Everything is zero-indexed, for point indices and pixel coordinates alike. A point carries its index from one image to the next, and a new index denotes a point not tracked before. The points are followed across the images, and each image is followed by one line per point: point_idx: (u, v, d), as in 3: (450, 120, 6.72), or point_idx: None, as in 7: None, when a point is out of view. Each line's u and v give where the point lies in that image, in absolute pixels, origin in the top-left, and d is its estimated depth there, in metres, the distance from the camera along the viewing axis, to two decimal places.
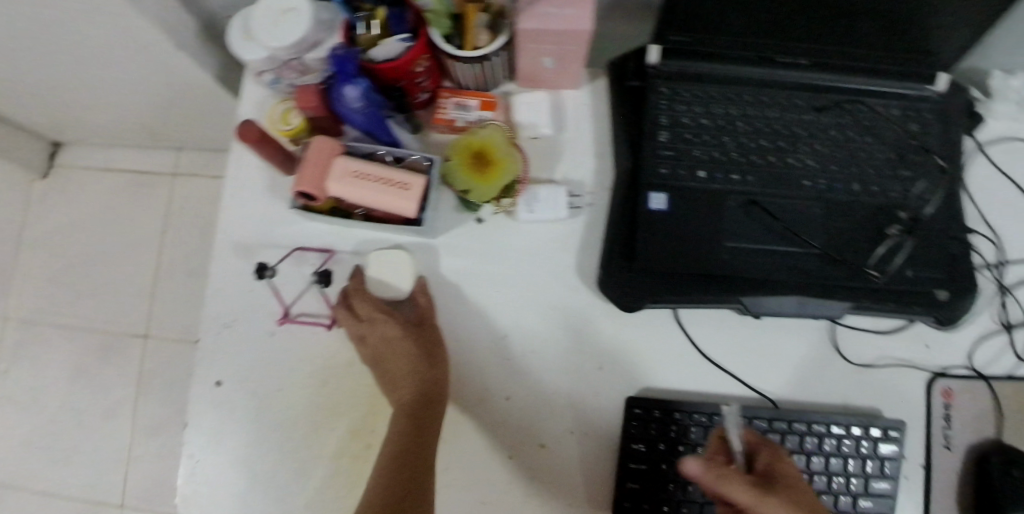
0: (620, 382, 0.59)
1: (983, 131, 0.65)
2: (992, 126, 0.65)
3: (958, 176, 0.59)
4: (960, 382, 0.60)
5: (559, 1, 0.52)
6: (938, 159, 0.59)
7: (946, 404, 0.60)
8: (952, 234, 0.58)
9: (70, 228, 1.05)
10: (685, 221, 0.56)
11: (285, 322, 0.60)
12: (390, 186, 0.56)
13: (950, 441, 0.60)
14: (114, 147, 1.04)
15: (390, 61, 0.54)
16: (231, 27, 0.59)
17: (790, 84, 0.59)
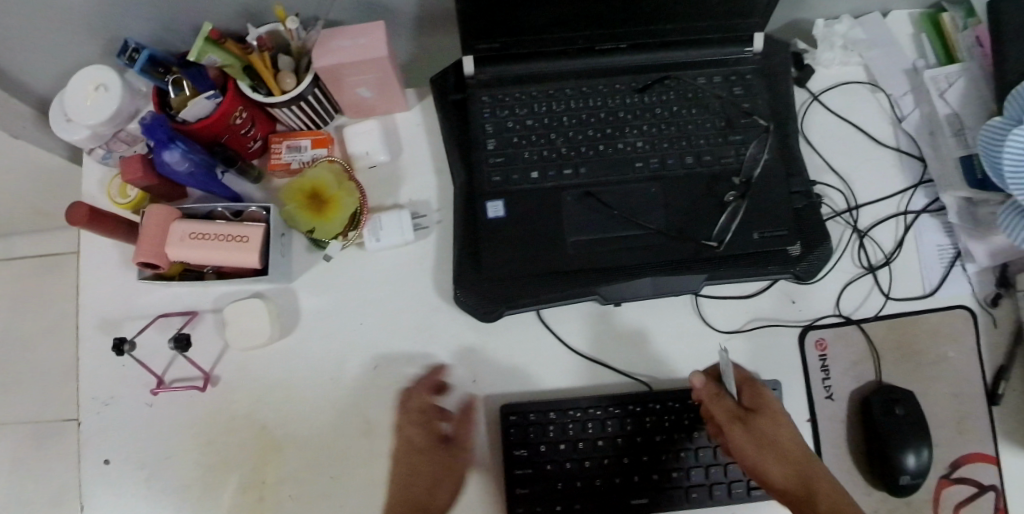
0: (497, 390, 0.59)
1: (816, 80, 0.67)
2: (824, 74, 0.67)
3: (785, 130, 0.61)
4: (828, 331, 0.61)
5: (354, 32, 0.53)
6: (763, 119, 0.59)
7: (822, 356, 0.61)
8: (790, 188, 0.59)
9: None
10: (525, 224, 0.56)
11: (161, 390, 0.60)
12: (229, 240, 0.56)
13: (831, 390, 0.61)
14: (19, 239, 1.05)
15: (202, 120, 0.54)
16: (52, 110, 0.59)
17: (609, 70, 0.60)
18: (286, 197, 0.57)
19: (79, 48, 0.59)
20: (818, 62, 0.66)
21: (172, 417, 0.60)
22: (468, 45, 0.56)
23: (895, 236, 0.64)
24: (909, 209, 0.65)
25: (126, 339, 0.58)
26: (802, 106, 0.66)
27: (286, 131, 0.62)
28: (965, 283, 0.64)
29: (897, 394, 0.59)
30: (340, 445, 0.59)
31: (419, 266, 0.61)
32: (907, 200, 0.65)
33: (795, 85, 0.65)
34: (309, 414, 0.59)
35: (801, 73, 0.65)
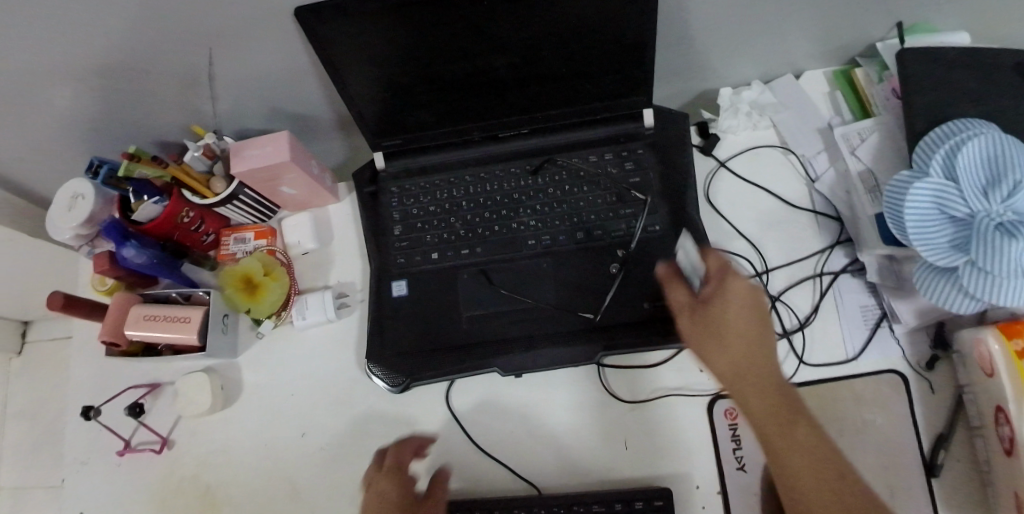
0: (409, 456, 0.63)
1: (724, 147, 0.68)
2: (732, 141, 0.68)
3: (680, 199, 0.62)
4: (737, 397, 0.61)
5: (263, 141, 0.61)
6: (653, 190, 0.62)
7: (733, 425, 0.60)
8: None
9: None
10: (426, 302, 0.61)
11: (126, 453, 0.68)
12: (174, 321, 0.64)
13: (743, 461, 0.59)
14: None
15: (152, 220, 0.63)
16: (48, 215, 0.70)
17: (507, 155, 0.64)
18: (225, 282, 0.65)
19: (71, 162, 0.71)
20: (722, 129, 0.68)
21: (134, 475, 0.68)
22: (373, 142, 0.63)
23: (811, 300, 0.64)
24: (826, 270, 0.64)
25: (96, 407, 0.68)
26: (710, 175, 0.67)
27: (236, 225, 0.71)
28: (894, 345, 0.61)
29: None
30: (269, 506, 0.64)
31: (343, 343, 0.66)
32: (822, 261, 0.65)
33: (700, 153, 0.67)
34: (245, 475, 0.65)
35: (706, 141, 0.67)
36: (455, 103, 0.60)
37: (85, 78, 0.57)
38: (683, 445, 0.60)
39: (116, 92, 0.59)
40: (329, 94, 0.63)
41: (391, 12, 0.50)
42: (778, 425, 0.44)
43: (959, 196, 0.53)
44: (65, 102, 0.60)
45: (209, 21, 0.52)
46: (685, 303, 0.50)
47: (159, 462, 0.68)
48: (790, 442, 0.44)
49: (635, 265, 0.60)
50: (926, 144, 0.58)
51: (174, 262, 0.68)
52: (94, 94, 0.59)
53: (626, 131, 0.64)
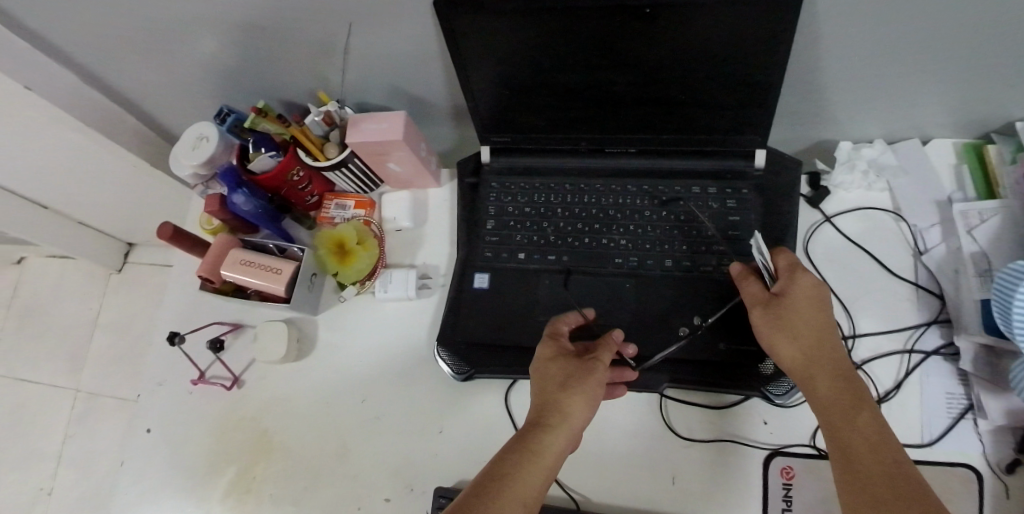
0: (458, 443, 0.64)
1: (833, 202, 0.66)
2: (843, 197, 0.66)
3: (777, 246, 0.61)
4: (799, 458, 0.59)
5: (380, 117, 0.63)
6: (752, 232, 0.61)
7: (787, 485, 0.58)
8: None
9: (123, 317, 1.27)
10: (504, 298, 0.63)
11: (199, 383, 0.72)
12: (267, 270, 0.68)
13: None
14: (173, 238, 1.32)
15: (265, 173, 0.68)
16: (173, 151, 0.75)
17: (610, 171, 0.65)
18: (319, 243, 0.69)
19: (205, 103, 0.77)
20: (835, 184, 0.66)
21: (201, 403, 0.72)
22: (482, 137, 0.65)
23: (894, 375, 0.60)
24: (916, 348, 0.61)
25: (183, 335, 0.73)
26: (814, 230, 0.65)
27: (339, 191, 0.74)
28: (976, 441, 0.57)
29: None
30: (317, 460, 0.67)
31: (416, 321, 0.68)
32: (914, 337, 0.61)
33: (805, 205, 0.66)
34: (301, 426, 0.68)
35: (814, 193, 0.65)
36: (570, 112, 0.61)
37: (238, 30, 0.62)
38: (733, 495, 0.59)
39: (259, 49, 0.64)
40: (450, 83, 0.65)
41: (526, 15, 0.52)
42: (852, 487, 0.45)
43: None
44: (216, 46, 0.65)
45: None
46: (794, 359, 0.51)
47: (225, 395, 0.72)
48: (866, 481, 0.45)
49: (720, 304, 0.59)
50: None
51: (275, 215, 0.72)
52: (241, 47, 0.64)
53: (734, 168, 0.63)
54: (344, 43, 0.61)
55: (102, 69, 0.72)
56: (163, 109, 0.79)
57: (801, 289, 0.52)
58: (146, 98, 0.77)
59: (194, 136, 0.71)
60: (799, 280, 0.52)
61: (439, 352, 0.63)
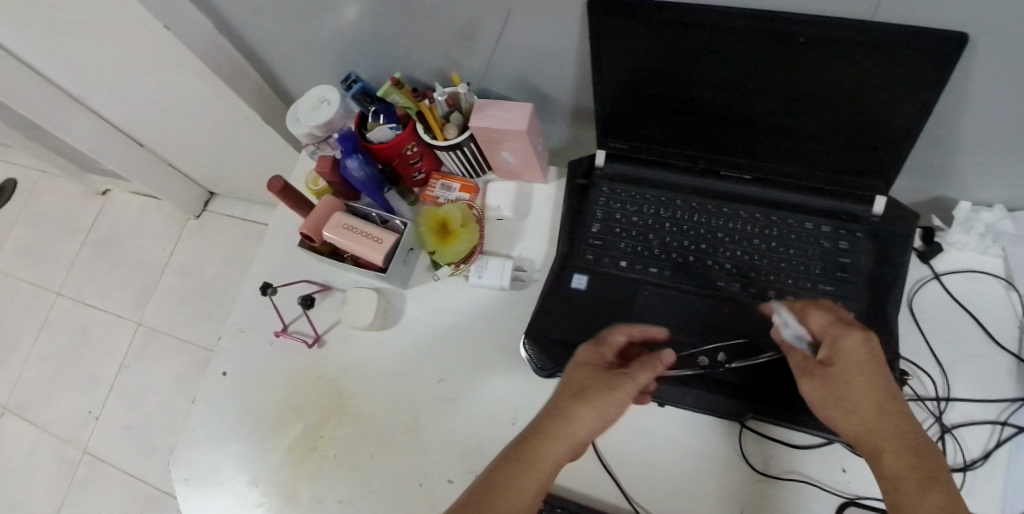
0: None
1: (943, 259, 0.66)
2: (955, 256, 0.66)
3: (885, 294, 0.60)
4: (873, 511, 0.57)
5: (506, 106, 0.64)
6: (862, 276, 0.60)
7: None
8: None
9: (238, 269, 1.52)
10: (601, 302, 0.63)
11: (281, 336, 0.75)
12: (368, 238, 0.69)
13: None
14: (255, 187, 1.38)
15: (382, 143, 0.69)
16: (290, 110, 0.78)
17: (723, 194, 0.65)
18: (422, 220, 0.70)
19: (327, 69, 0.79)
20: (949, 242, 0.65)
21: (280, 355, 0.74)
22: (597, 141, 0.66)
23: (983, 444, 0.59)
24: (1009, 421, 0.59)
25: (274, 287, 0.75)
26: (919, 284, 0.65)
27: (445, 171, 0.75)
28: None
29: None
30: (385, 430, 0.68)
31: (504, 309, 0.69)
32: (1011, 410, 0.59)
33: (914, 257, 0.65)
34: (376, 393, 0.70)
35: (927, 248, 0.65)
36: (696, 129, 0.61)
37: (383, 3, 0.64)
38: None
39: (398, 24, 0.66)
40: (575, 83, 0.66)
41: (676, 28, 0.52)
42: None
43: None
44: (357, 16, 0.67)
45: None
46: (854, 430, 0.50)
47: (304, 352, 0.74)
48: None
49: None
50: None
51: (381, 186, 0.73)
52: (381, 20, 0.66)
53: (851, 211, 0.62)
54: (482, 30, 0.62)
55: (239, 23, 0.75)
56: (284, 69, 0.82)
57: (850, 353, 0.51)
58: (271, 56, 0.80)
59: (316, 97, 0.74)
60: (847, 345, 0.51)
61: (526, 343, 0.64)
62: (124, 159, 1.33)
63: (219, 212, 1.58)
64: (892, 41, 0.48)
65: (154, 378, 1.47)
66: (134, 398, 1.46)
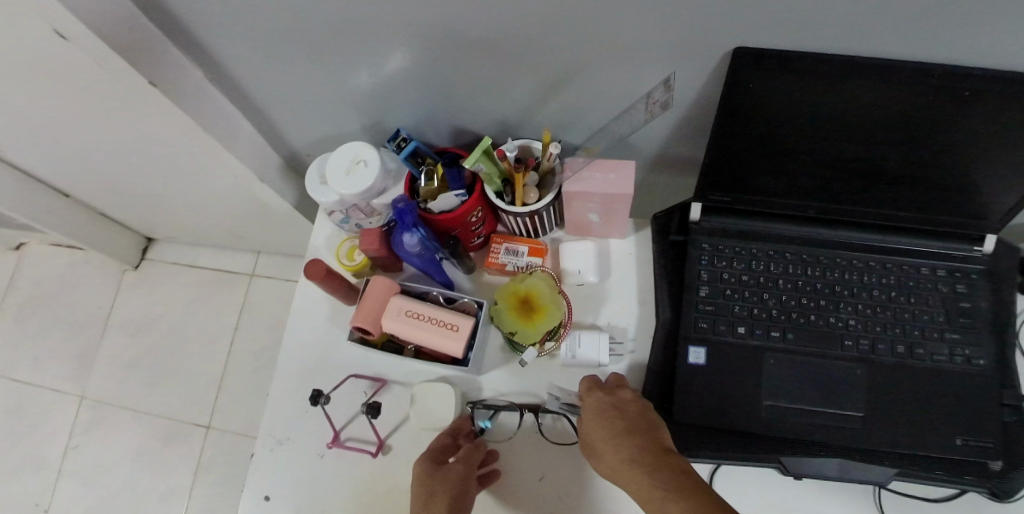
0: None
1: None
2: None
3: (1007, 335, 0.58)
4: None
5: (604, 165, 0.58)
6: (985, 318, 0.58)
7: None
8: (1003, 401, 0.56)
9: (200, 320, 1.33)
10: (723, 375, 0.57)
11: (335, 446, 0.63)
12: (441, 326, 0.59)
13: None
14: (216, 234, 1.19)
15: (446, 213, 0.59)
16: (310, 170, 0.65)
17: (833, 242, 0.60)
18: (499, 296, 0.60)
19: (350, 116, 0.67)
20: None
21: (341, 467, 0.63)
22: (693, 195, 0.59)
23: None
24: None
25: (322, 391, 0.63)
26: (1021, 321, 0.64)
27: (506, 233, 0.66)
28: None
29: None
30: None
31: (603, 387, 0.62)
32: None
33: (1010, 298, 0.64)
34: None
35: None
36: (813, 182, 0.56)
37: (452, 51, 0.53)
38: None
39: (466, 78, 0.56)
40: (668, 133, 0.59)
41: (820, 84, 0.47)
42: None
43: None
44: (411, 64, 0.57)
45: (632, 34, 0.48)
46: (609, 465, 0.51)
47: (369, 461, 0.62)
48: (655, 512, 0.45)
49: (954, 395, 0.56)
50: None
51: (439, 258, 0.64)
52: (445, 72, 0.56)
53: (965, 252, 0.59)
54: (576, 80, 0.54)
55: (244, 71, 0.61)
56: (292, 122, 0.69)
57: (619, 402, 0.55)
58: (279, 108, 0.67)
59: (348, 154, 0.62)
60: (615, 395, 0.55)
61: None
62: (46, 213, 1.11)
63: (161, 259, 1.37)
64: None
65: (107, 460, 1.26)
66: (87, 487, 1.25)
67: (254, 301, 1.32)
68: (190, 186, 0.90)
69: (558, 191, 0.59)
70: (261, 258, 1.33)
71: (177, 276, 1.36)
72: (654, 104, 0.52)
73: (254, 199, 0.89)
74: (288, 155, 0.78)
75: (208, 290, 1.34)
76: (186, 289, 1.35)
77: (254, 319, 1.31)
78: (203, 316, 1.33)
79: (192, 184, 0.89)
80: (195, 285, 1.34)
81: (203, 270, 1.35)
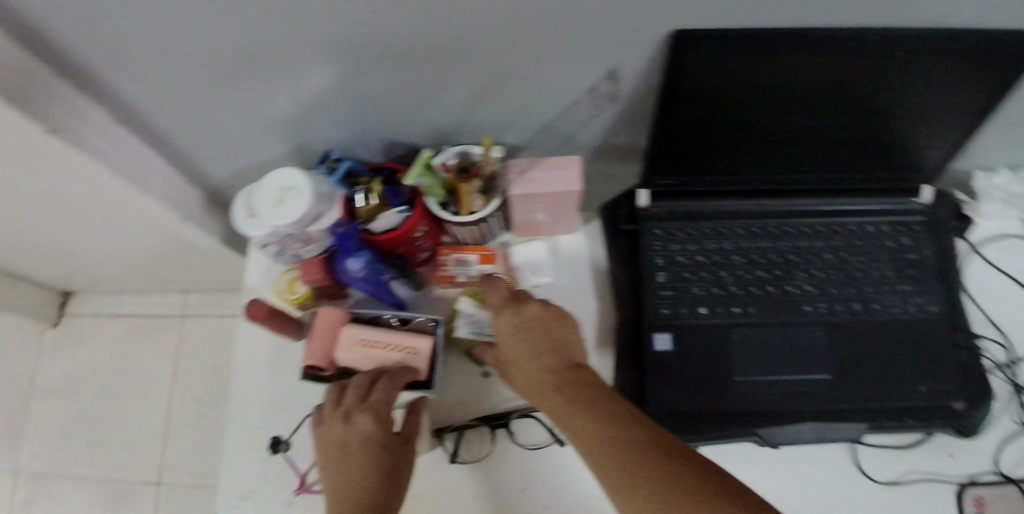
0: None
1: (974, 232, 0.68)
2: (982, 226, 0.68)
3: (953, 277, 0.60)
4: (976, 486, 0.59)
5: (549, 164, 0.56)
6: (932, 265, 0.60)
7: None
8: (957, 342, 0.58)
9: (115, 378, 1.16)
10: (693, 358, 0.57)
11: (302, 493, 0.59)
12: (399, 351, 0.56)
13: None
14: (136, 281, 1.09)
15: (388, 232, 0.57)
16: (235, 204, 0.59)
17: (780, 211, 0.61)
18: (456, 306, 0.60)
19: (272, 142, 0.62)
20: (978, 213, 0.67)
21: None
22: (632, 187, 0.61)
23: None
24: None
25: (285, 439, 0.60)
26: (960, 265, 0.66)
27: (452, 243, 0.64)
28: None
29: None
30: None
31: None
32: None
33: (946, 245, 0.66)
34: None
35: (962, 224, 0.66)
36: (755, 154, 0.57)
37: (372, 63, 0.50)
38: None
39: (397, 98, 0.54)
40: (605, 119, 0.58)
41: (756, 52, 0.46)
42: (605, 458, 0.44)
43: None
44: (328, 82, 0.53)
45: (558, 27, 0.46)
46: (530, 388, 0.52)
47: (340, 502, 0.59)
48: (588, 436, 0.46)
49: (911, 344, 0.58)
50: None
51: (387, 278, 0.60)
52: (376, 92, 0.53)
53: (904, 205, 0.61)
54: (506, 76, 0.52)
55: (143, 106, 0.56)
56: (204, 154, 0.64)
57: (528, 319, 0.53)
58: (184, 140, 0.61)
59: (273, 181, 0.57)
60: (523, 313, 0.53)
61: None
62: None
63: (73, 313, 1.19)
64: (989, 47, 0.46)
65: None
66: None
67: (187, 345, 1.18)
68: (93, 236, 0.81)
69: (504, 196, 0.57)
70: (189, 297, 1.18)
71: (80, 330, 1.19)
72: (600, 98, 0.54)
73: (175, 241, 0.81)
74: (209, 191, 0.73)
75: (121, 338, 1.17)
76: (95, 342, 1.18)
77: (188, 363, 1.16)
78: (117, 373, 1.16)
79: (95, 233, 0.80)
80: (100, 334, 1.17)
81: (103, 319, 1.18)
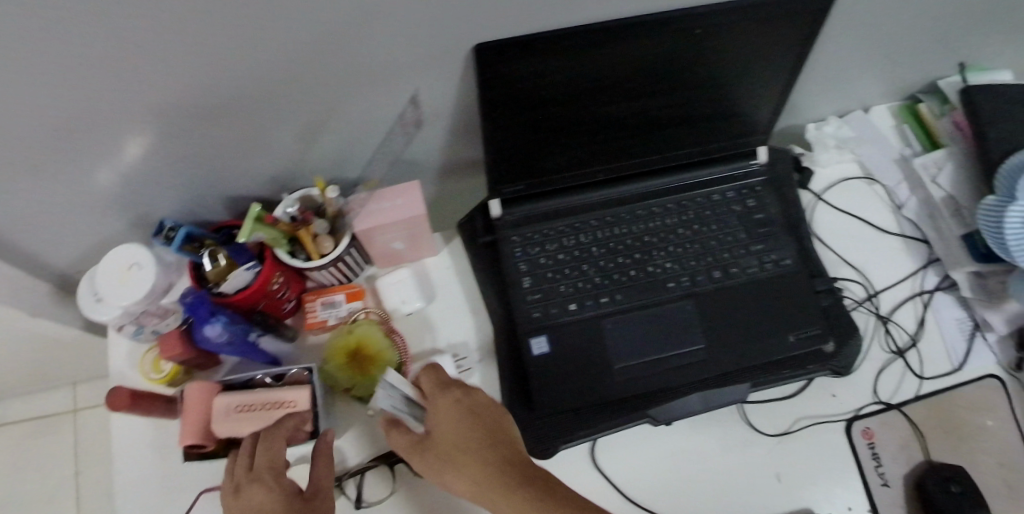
0: None
1: (818, 181, 0.72)
2: (824, 174, 0.72)
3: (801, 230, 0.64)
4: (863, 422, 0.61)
5: (391, 193, 0.57)
6: (779, 220, 0.63)
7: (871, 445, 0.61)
8: (812, 289, 0.61)
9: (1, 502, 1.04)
10: (572, 356, 0.57)
11: None
12: (276, 410, 0.54)
13: (887, 478, 0.60)
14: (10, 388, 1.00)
15: (242, 290, 0.55)
16: (80, 295, 0.57)
17: (632, 196, 0.62)
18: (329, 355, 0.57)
19: (100, 222, 0.59)
20: (817, 162, 0.71)
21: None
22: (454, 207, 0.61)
23: (914, 317, 0.66)
24: (923, 289, 0.67)
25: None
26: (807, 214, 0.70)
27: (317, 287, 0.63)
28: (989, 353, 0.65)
29: (951, 472, 0.58)
30: None
31: None
32: (919, 280, 0.68)
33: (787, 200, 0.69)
34: None
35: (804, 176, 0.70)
36: (593, 147, 0.57)
37: (176, 129, 0.48)
38: (834, 473, 0.60)
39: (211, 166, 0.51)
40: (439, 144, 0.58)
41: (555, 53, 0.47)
42: None
43: (983, 217, 0.61)
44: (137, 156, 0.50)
45: (358, 61, 0.46)
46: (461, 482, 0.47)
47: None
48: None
49: (773, 298, 0.60)
50: (1004, 175, 0.61)
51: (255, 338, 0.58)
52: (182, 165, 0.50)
53: (743, 169, 0.64)
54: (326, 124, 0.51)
55: None
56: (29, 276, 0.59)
57: (477, 404, 0.50)
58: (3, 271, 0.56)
59: (116, 265, 0.55)
60: (473, 399, 0.50)
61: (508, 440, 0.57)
62: None
63: None
64: (772, 14, 0.48)
65: None
66: None
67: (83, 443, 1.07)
68: None
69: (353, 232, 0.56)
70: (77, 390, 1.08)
71: None
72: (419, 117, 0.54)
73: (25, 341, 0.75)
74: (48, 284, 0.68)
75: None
76: None
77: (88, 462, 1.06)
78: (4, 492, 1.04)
79: None
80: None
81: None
